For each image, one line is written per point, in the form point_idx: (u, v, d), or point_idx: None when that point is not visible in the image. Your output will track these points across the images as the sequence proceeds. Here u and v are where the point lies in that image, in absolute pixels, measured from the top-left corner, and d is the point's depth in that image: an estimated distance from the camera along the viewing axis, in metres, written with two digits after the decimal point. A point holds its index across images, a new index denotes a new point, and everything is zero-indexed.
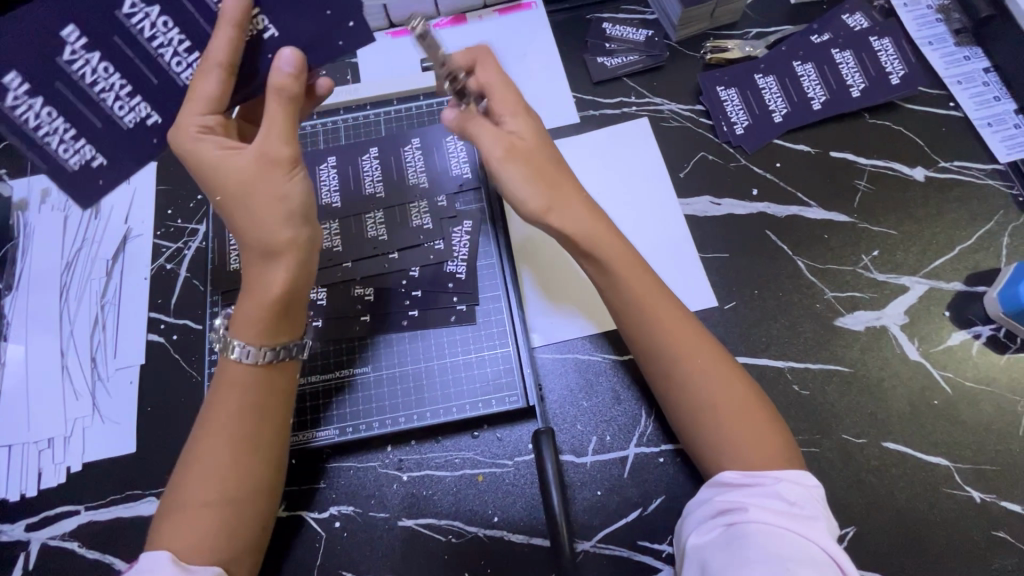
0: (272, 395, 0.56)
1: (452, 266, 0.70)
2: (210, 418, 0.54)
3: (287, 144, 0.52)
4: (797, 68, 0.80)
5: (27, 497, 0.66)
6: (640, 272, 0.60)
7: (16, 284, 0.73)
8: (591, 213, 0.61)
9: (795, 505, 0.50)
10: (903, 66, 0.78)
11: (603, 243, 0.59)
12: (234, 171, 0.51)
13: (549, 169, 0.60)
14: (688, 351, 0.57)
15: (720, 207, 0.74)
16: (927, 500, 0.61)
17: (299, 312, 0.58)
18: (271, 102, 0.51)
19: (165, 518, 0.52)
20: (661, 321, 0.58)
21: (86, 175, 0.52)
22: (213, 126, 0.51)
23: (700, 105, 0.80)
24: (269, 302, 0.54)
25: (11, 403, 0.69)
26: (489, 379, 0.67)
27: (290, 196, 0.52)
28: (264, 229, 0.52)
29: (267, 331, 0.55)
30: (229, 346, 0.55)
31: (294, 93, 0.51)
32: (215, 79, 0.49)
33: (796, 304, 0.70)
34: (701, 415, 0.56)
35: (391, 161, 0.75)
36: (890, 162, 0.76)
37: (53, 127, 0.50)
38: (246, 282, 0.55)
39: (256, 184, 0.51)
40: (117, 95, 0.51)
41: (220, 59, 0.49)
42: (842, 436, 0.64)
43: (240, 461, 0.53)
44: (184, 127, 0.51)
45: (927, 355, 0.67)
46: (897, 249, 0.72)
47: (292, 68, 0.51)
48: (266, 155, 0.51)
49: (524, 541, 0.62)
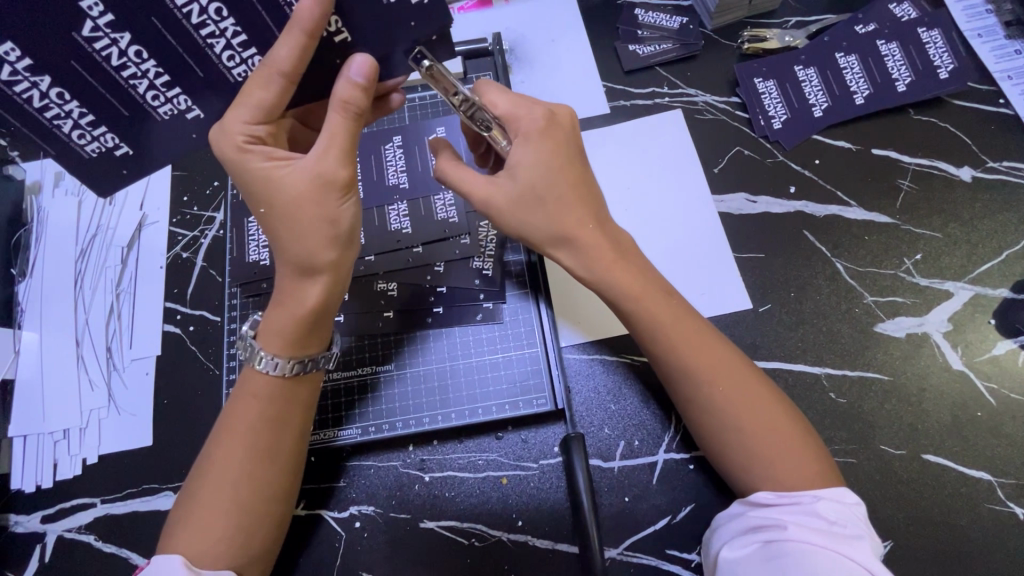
0: (295, 400, 0.55)
1: (478, 262, 0.68)
2: (230, 420, 0.53)
3: (343, 167, 0.49)
4: (840, 60, 0.76)
5: (42, 488, 0.65)
6: (660, 304, 0.55)
7: (30, 270, 0.72)
8: (603, 242, 0.55)
9: (833, 524, 0.48)
10: (953, 60, 0.74)
11: (617, 274, 0.55)
12: (280, 185, 0.49)
13: (556, 195, 0.54)
14: (713, 383, 0.53)
15: (756, 204, 0.71)
16: (968, 515, 0.59)
17: (329, 327, 0.56)
18: (334, 116, 0.48)
19: (181, 519, 0.51)
20: (680, 359, 0.54)
21: (110, 164, 0.51)
22: (261, 135, 0.49)
23: (736, 98, 0.76)
24: (300, 319, 0.52)
25: (25, 392, 0.68)
26: (516, 380, 0.65)
27: (338, 220, 0.50)
28: (307, 249, 0.50)
29: (293, 345, 0.53)
30: (255, 356, 0.54)
31: (360, 107, 0.48)
32: (274, 89, 0.47)
33: (834, 309, 0.67)
34: (720, 448, 0.53)
35: (415, 151, 0.72)
36: (935, 161, 0.72)
37: (65, 110, 0.46)
38: (276, 292, 0.54)
39: (304, 203, 0.49)
40: (151, 83, 0.47)
41: (283, 67, 0.46)
42: (880, 447, 0.62)
43: (260, 465, 0.52)
44: (230, 133, 0.48)
45: (970, 365, 0.64)
46: (941, 253, 0.69)
47: (362, 80, 0.47)
48: (320, 174, 0.49)
49: (549, 546, 0.60)
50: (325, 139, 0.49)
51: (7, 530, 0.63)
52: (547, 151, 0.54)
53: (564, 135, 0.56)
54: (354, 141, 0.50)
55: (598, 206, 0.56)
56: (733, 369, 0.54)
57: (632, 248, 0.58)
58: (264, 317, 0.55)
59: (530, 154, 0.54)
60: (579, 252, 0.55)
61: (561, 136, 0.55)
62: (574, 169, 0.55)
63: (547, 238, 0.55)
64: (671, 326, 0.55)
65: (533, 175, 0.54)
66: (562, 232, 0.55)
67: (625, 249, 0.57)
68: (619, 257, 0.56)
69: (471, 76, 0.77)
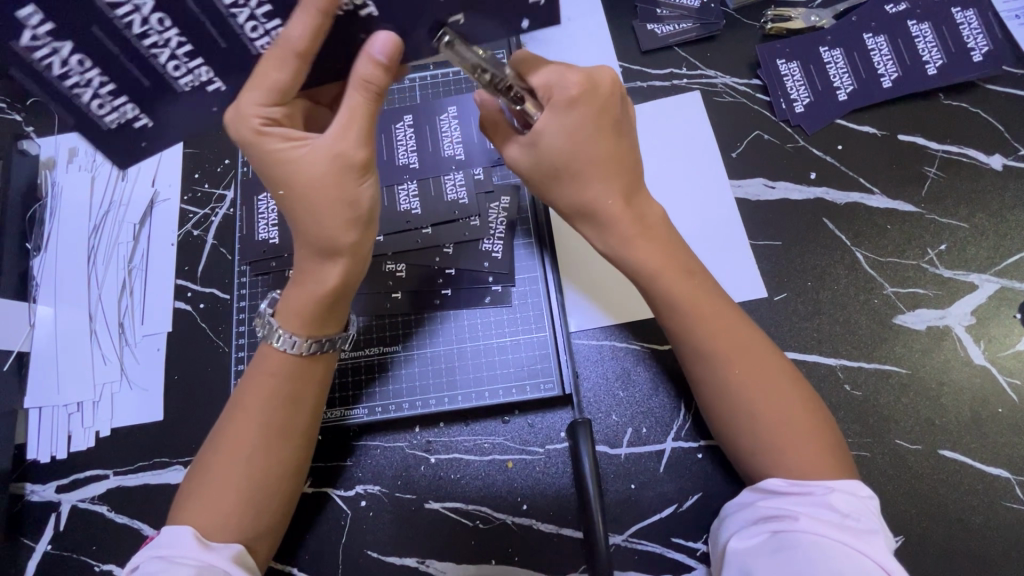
0: (311, 379, 0.55)
1: (487, 244, 0.67)
2: (244, 395, 0.53)
3: (361, 147, 0.48)
4: (867, 40, 0.73)
5: (57, 459, 0.66)
6: (688, 285, 0.54)
7: (45, 245, 0.72)
8: (625, 215, 0.54)
9: (846, 517, 0.46)
10: (988, 42, 0.71)
11: (638, 251, 0.54)
12: (298, 166, 0.49)
13: (575, 169, 0.53)
14: (732, 364, 0.52)
15: (774, 190, 0.69)
16: (983, 513, 0.58)
17: (348, 305, 0.56)
18: (355, 95, 0.47)
19: (192, 491, 0.51)
20: (698, 335, 0.53)
21: (127, 134, 0.49)
22: (276, 117, 0.49)
23: (757, 80, 0.74)
24: (320, 296, 0.52)
25: (41, 365, 0.69)
26: (523, 364, 0.64)
27: (358, 201, 0.49)
28: (327, 231, 0.50)
29: (310, 324, 0.53)
30: (273, 334, 0.54)
31: (380, 87, 0.47)
32: (290, 70, 0.46)
33: (852, 300, 0.65)
34: (736, 427, 0.52)
35: (427, 131, 0.71)
36: (963, 148, 0.70)
37: (86, 80, 0.44)
38: (297, 271, 0.54)
39: (324, 184, 0.48)
40: (172, 54, 0.45)
41: (298, 47, 0.44)
42: (894, 441, 0.60)
43: (273, 442, 0.52)
44: (246, 116, 0.48)
45: (992, 360, 0.62)
46: (968, 244, 0.66)
47: (383, 58, 0.46)
48: (340, 154, 0.48)
49: (554, 531, 0.60)
50: (345, 116, 0.48)
51: (23, 498, 0.65)
52: (573, 120, 0.52)
53: (596, 101, 0.52)
54: (371, 119, 0.49)
55: (629, 181, 0.55)
56: (753, 356, 0.52)
57: (661, 223, 0.56)
58: (282, 295, 0.55)
59: (553, 123, 0.52)
60: (598, 226, 0.55)
61: (594, 103, 0.52)
62: (603, 137, 0.53)
63: (566, 209, 0.56)
64: (695, 304, 0.53)
65: (559, 144, 0.53)
66: (580, 204, 0.55)
67: (652, 225, 0.55)
68: (645, 233, 0.55)
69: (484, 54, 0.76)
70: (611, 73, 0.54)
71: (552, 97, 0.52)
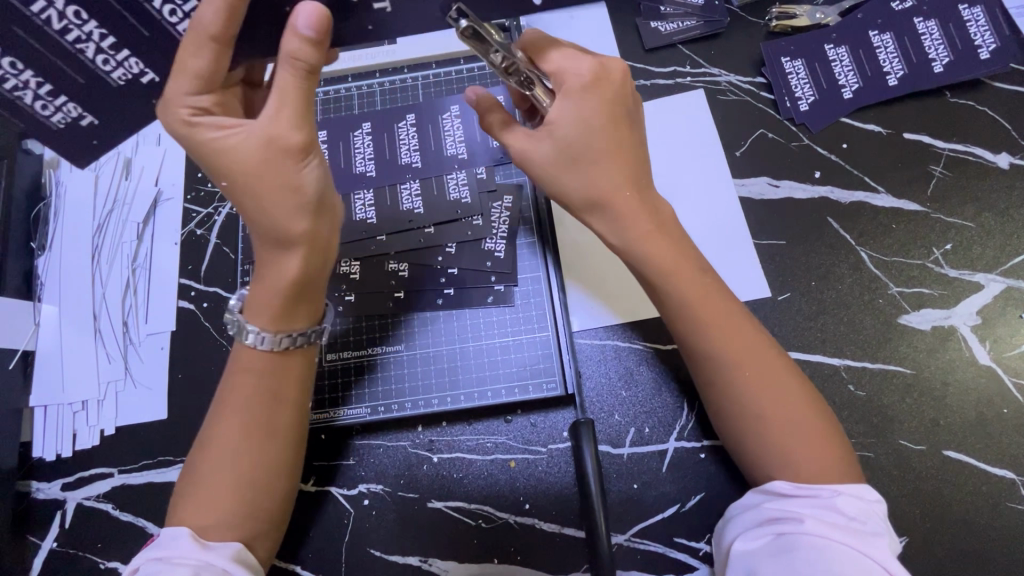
0: (290, 376, 0.55)
1: (489, 243, 0.67)
2: (226, 395, 0.54)
3: (296, 129, 0.48)
4: (874, 38, 0.72)
5: (62, 458, 0.66)
6: (699, 278, 0.54)
7: (49, 245, 0.73)
8: (640, 207, 0.54)
9: (851, 520, 0.46)
10: (995, 39, 0.70)
11: (655, 245, 0.54)
12: (234, 152, 0.48)
13: (592, 160, 0.53)
14: (745, 359, 0.52)
15: (778, 189, 0.69)
16: (988, 514, 0.58)
17: (319, 299, 0.55)
18: (284, 74, 0.46)
19: (187, 492, 0.51)
20: (712, 330, 0.53)
21: (76, 134, 0.50)
22: (205, 105, 0.48)
23: (762, 77, 0.73)
24: (286, 286, 0.52)
25: (47, 364, 0.69)
26: (525, 364, 0.64)
27: (300, 185, 0.49)
28: (273, 218, 0.49)
29: (278, 318, 0.53)
30: (243, 332, 0.54)
31: (310, 65, 0.46)
32: (208, 56, 0.45)
33: (856, 299, 0.65)
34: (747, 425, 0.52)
35: (430, 128, 0.71)
36: (970, 146, 0.69)
37: (23, 81, 0.45)
38: (259, 269, 0.53)
39: (264, 168, 0.48)
40: (97, 48, 0.45)
41: (212, 30, 0.44)
42: (899, 441, 0.60)
43: (264, 442, 0.53)
44: (174, 108, 0.47)
45: (999, 361, 0.62)
46: (975, 244, 0.66)
47: (311, 34, 0.44)
48: (274, 138, 0.48)
49: (557, 531, 0.60)
50: (277, 99, 0.47)
51: (28, 496, 0.65)
52: (585, 112, 0.52)
53: (608, 92, 0.53)
54: (305, 99, 0.48)
55: (637, 175, 0.54)
56: (763, 350, 0.52)
57: (670, 220, 0.56)
58: (248, 292, 0.55)
59: (568, 109, 0.52)
60: (612, 218, 0.54)
61: (606, 93, 0.53)
62: (619, 129, 0.53)
63: (579, 201, 0.54)
64: (704, 297, 0.53)
65: (570, 133, 0.52)
66: (593, 195, 0.53)
67: (664, 219, 0.55)
68: (657, 227, 0.54)
69: None
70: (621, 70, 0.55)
71: (566, 85, 0.53)
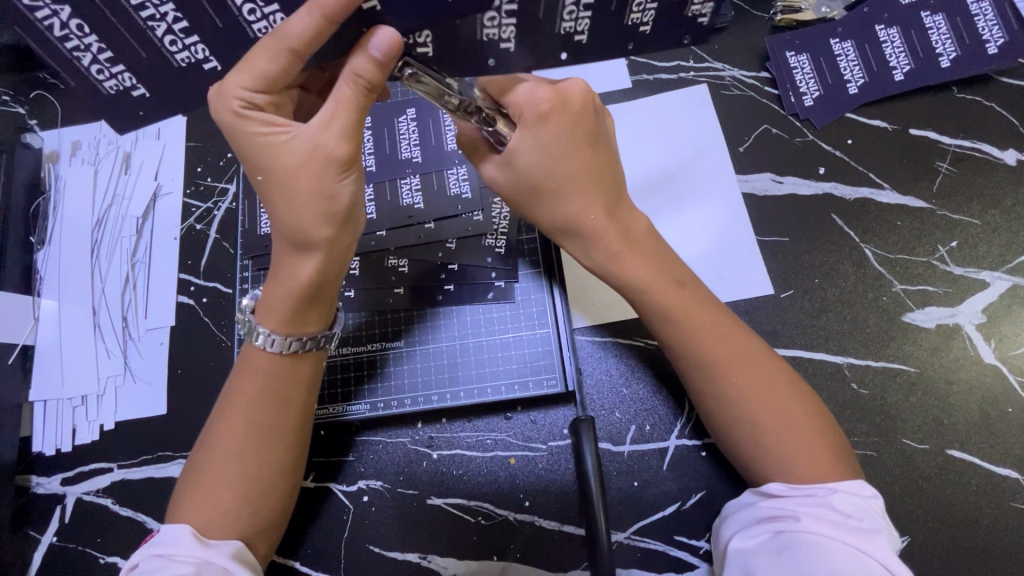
0: (298, 377, 0.54)
1: (490, 239, 0.66)
2: (232, 394, 0.53)
3: (344, 142, 0.47)
4: (879, 32, 0.71)
5: (62, 452, 0.66)
6: (671, 293, 0.53)
7: (49, 238, 0.72)
8: (615, 223, 0.54)
9: (850, 517, 0.46)
10: (1004, 33, 0.69)
11: (634, 265, 0.53)
12: (278, 153, 0.48)
13: (558, 186, 0.53)
14: (728, 375, 0.51)
15: (781, 185, 0.68)
16: (990, 514, 0.57)
17: (330, 302, 0.55)
18: (343, 88, 0.46)
19: (189, 490, 0.51)
20: (687, 350, 0.53)
21: (126, 104, 0.48)
22: (259, 103, 0.47)
23: (766, 72, 0.72)
24: (299, 293, 0.51)
25: (47, 358, 0.69)
26: (527, 361, 0.64)
27: (336, 196, 0.48)
28: (299, 223, 0.49)
29: (290, 322, 0.53)
30: (254, 333, 0.54)
31: (370, 83, 0.45)
32: (280, 62, 0.44)
33: (860, 296, 0.64)
34: (733, 435, 0.52)
35: (432, 123, 0.70)
36: (977, 143, 0.68)
37: (84, 44, 0.43)
38: (274, 264, 0.53)
39: (304, 174, 0.47)
40: (169, 27, 0.43)
41: (293, 44, 0.43)
42: (901, 440, 0.60)
43: (262, 440, 0.52)
44: (226, 96, 0.46)
45: (1002, 359, 0.61)
46: (980, 241, 0.65)
47: (379, 56, 0.43)
48: (320, 146, 0.47)
49: (556, 528, 0.60)
50: (331, 107, 0.46)
51: (29, 490, 0.65)
52: (547, 137, 0.51)
53: (569, 116, 0.51)
54: (359, 114, 0.47)
55: (610, 190, 0.54)
56: None
57: (647, 234, 0.56)
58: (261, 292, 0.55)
59: (528, 141, 0.51)
60: (585, 241, 0.54)
61: (565, 116, 0.51)
62: (583, 149, 0.52)
63: (549, 229, 0.55)
64: (685, 318, 0.52)
65: (532, 164, 0.52)
66: (564, 222, 0.54)
67: (637, 236, 0.55)
68: (631, 245, 0.54)
69: None
70: (581, 85, 0.53)
71: (523, 116, 0.51)
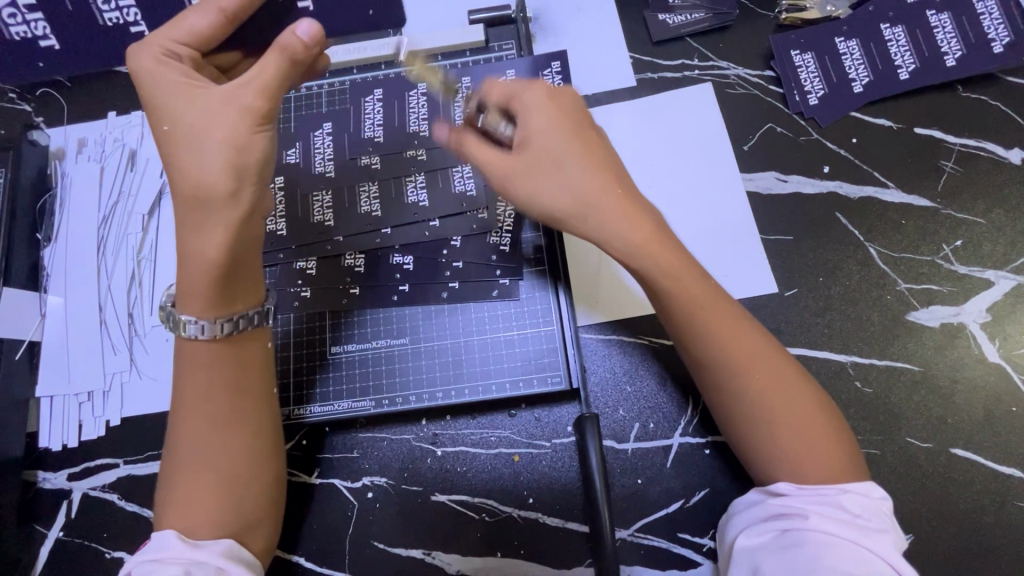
0: (243, 364, 0.54)
1: (495, 237, 0.66)
2: (181, 397, 0.53)
3: (262, 100, 0.49)
4: (885, 31, 0.71)
5: (68, 448, 0.67)
6: (694, 285, 0.52)
7: (55, 236, 0.73)
8: (642, 210, 0.52)
9: (858, 517, 0.46)
10: (1009, 32, 0.69)
11: (658, 253, 0.51)
12: (191, 110, 0.49)
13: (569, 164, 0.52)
14: (746, 368, 0.51)
15: (786, 183, 0.68)
16: (995, 512, 0.57)
17: (246, 282, 0.54)
18: (268, 57, 0.49)
19: (170, 496, 0.51)
20: (710, 340, 0.52)
21: None
22: (182, 54, 0.51)
23: (770, 71, 0.72)
24: (211, 266, 0.50)
25: (52, 355, 0.69)
26: (528, 358, 0.64)
27: (248, 150, 0.49)
28: (204, 183, 0.48)
29: (216, 304, 0.52)
30: (180, 325, 0.52)
31: (296, 59, 0.50)
32: (208, 19, 0.50)
33: (864, 294, 0.64)
34: (749, 434, 0.51)
35: (438, 123, 0.71)
36: (982, 142, 0.68)
37: None
38: (176, 245, 0.51)
39: (218, 128, 0.49)
40: None
41: (227, 6, 0.50)
42: (905, 439, 0.60)
43: (227, 431, 0.52)
44: (152, 45, 0.50)
45: (1007, 358, 0.61)
46: (985, 240, 0.65)
47: (308, 39, 0.49)
48: (238, 104, 0.49)
49: (560, 525, 0.60)
50: (253, 75, 0.49)
51: (36, 485, 0.66)
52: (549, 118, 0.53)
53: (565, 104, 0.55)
54: (280, 86, 0.50)
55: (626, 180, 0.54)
56: (764, 358, 0.51)
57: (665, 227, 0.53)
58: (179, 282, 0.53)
59: (532, 126, 0.53)
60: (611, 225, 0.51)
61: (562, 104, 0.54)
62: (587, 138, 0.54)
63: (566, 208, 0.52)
64: (705, 311, 0.52)
65: (539, 144, 0.52)
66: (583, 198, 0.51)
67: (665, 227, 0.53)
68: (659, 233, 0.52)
69: (494, 44, 0.74)
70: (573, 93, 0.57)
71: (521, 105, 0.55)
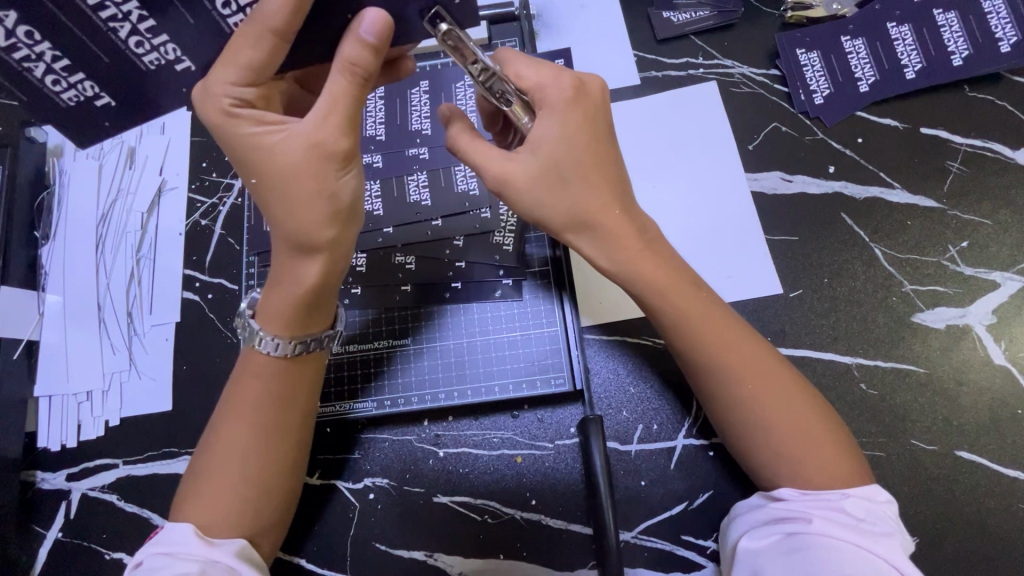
0: (297, 380, 0.53)
1: (498, 236, 0.66)
2: (232, 400, 0.52)
3: (344, 136, 0.46)
4: (891, 30, 0.71)
5: (67, 448, 0.66)
6: (683, 295, 0.52)
7: (54, 233, 0.72)
8: (625, 233, 0.52)
9: (862, 521, 0.46)
10: (1016, 32, 0.68)
11: (642, 271, 0.53)
12: (274, 153, 0.46)
13: (581, 176, 0.51)
14: (742, 381, 0.50)
15: (791, 183, 0.68)
16: (999, 515, 0.57)
17: (333, 304, 0.54)
18: (339, 78, 0.45)
19: (190, 490, 0.51)
20: (704, 353, 0.51)
21: (90, 114, 0.48)
22: (249, 98, 0.46)
23: (775, 70, 0.72)
24: (303, 296, 0.50)
25: (51, 354, 0.68)
26: (534, 359, 0.64)
27: (338, 193, 0.47)
28: (302, 225, 0.47)
29: (294, 326, 0.51)
30: (255, 337, 0.52)
31: (367, 71, 0.45)
32: (265, 48, 0.44)
33: (870, 296, 0.64)
34: (752, 443, 0.51)
35: (439, 121, 0.70)
36: (988, 142, 0.68)
37: (36, 53, 0.42)
38: (274, 270, 0.51)
39: (304, 174, 0.46)
40: (134, 28, 0.42)
41: (274, 24, 0.42)
42: (910, 442, 0.59)
43: (265, 440, 0.51)
44: (214, 96, 0.46)
45: (1012, 360, 0.61)
46: (991, 242, 0.65)
47: (372, 40, 0.44)
48: (317, 142, 0.46)
49: (562, 527, 0.59)
50: (327, 102, 0.45)
51: (34, 485, 0.65)
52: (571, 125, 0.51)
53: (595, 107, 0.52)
54: (354, 105, 0.46)
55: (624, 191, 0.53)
56: (760, 366, 0.51)
57: (659, 238, 0.54)
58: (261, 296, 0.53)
59: (551, 126, 0.50)
60: (601, 241, 0.52)
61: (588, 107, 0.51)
62: (603, 143, 0.52)
63: (565, 224, 0.52)
64: (705, 326, 0.52)
65: (556, 151, 0.50)
66: (584, 217, 0.52)
67: (652, 237, 0.54)
68: (646, 247, 0.53)
69: (496, 43, 0.74)
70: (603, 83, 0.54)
71: (546, 99, 0.51)
